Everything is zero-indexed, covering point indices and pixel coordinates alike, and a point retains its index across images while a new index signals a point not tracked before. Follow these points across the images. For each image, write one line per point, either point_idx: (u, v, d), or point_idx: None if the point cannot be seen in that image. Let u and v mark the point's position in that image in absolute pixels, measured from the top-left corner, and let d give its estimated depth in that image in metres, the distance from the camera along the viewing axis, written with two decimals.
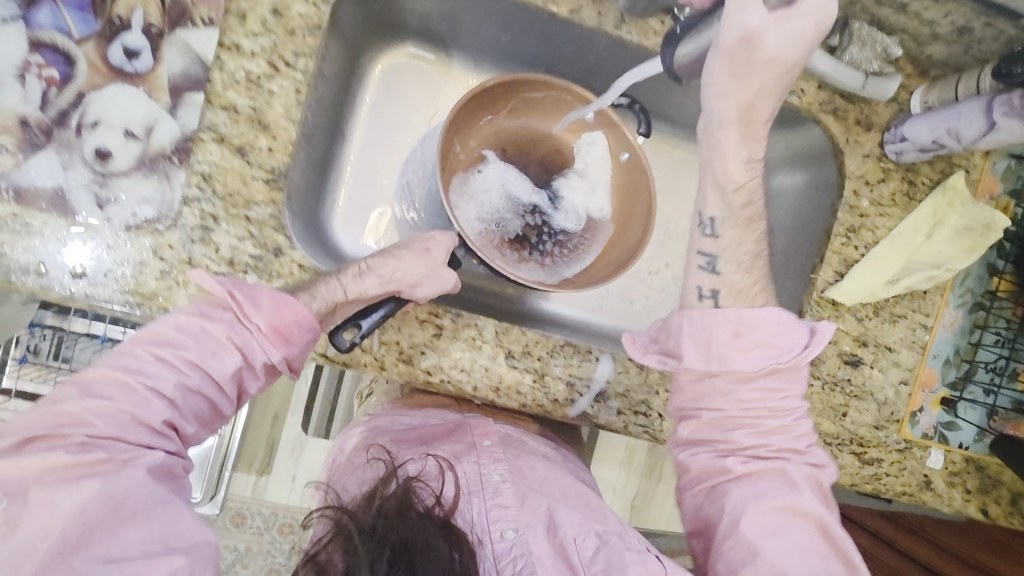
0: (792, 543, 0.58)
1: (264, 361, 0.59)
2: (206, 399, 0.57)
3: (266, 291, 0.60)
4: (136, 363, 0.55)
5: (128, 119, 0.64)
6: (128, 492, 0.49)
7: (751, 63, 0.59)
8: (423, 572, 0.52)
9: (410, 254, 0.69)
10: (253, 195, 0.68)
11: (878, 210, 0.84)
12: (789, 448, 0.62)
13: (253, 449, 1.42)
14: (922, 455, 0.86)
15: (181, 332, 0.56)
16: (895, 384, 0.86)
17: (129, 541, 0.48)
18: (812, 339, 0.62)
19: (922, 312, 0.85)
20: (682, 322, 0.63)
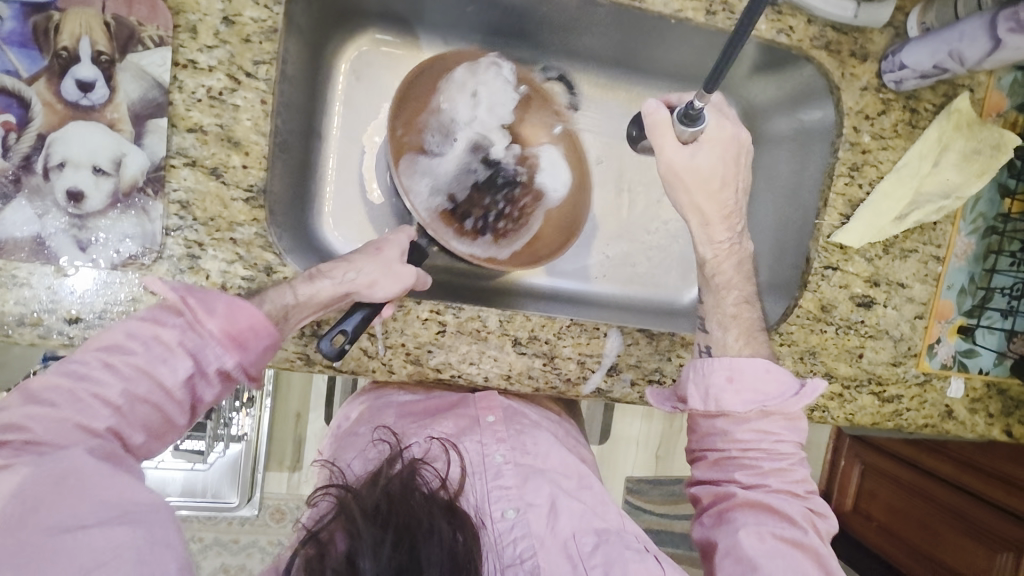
0: (792, 569, 0.57)
1: (218, 367, 0.53)
2: (156, 407, 0.50)
3: (222, 297, 0.56)
4: (83, 369, 0.49)
5: (95, 156, 0.62)
6: (68, 471, 0.43)
7: (685, 183, 0.66)
8: (425, 551, 0.51)
9: (362, 255, 0.66)
10: (235, 215, 0.66)
11: (881, 144, 0.81)
12: (786, 491, 0.62)
13: (281, 449, 1.45)
14: (942, 386, 0.86)
15: (129, 337, 0.50)
16: (911, 319, 0.84)
17: (82, 511, 0.42)
18: (803, 388, 0.64)
19: (934, 244, 0.83)
20: (687, 371, 0.67)
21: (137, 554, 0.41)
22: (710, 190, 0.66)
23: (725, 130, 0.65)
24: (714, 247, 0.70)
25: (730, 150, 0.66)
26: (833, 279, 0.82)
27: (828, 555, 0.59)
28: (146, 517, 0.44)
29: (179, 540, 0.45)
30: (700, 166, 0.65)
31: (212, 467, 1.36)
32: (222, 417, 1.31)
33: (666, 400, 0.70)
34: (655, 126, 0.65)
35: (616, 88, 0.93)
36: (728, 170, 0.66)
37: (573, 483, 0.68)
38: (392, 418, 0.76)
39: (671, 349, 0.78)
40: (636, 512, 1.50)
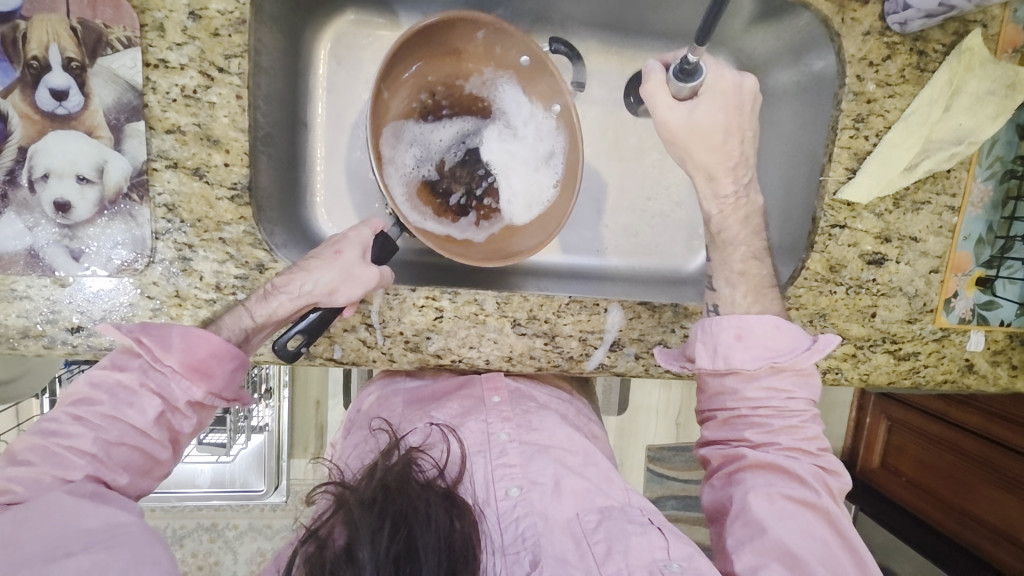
0: (802, 530, 0.57)
1: (188, 399, 0.57)
2: (134, 448, 0.54)
3: (177, 329, 0.58)
4: (53, 425, 0.53)
5: (77, 165, 0.62)
6: (51, 511, 0.49)
7: (686, 140, 0.64)
8: (422, 539, 0.52)
9: (319, 261, 0.63)
10: (222, 215, 0.65)
11: (886, 92, 0.76)
12: (797, 449, 0.61)
13: (303, 435, 1.44)
14: (961, 340, 0.83)
15: (94, 388, 0.54)
16: (926, 274, 0.81)
17: (68, 541, 0.48)
18: (814, 343, 0.62)
19: (948, 193, 0.79)
20: (694, 332, 0.66)
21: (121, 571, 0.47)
22: (714, 145, 0.65)
23: (726, 80, 0.63)
24: (720, 202, 0.68)
25: (733, 102, 0.63)
26: (841, 238, 0.79)
27: (839, 513, 0.59)
28: (127, 538, 0.50)
29: (166, 556, 0.51)
30: (701, 123, 0.63)
31: (236, 459, 1.40)
32: (241, 409, 1.36)
33: (676, 359, 0.68)
34: (652, 88, 0.63)
35: (607, 53, 0.89)
36: (732, 122, 0.64)
37: (578, 459, 0.68)
38: (399, 407, 0.77)
39: (675, 320, 0.76)
40: (661, 480, 1.50)
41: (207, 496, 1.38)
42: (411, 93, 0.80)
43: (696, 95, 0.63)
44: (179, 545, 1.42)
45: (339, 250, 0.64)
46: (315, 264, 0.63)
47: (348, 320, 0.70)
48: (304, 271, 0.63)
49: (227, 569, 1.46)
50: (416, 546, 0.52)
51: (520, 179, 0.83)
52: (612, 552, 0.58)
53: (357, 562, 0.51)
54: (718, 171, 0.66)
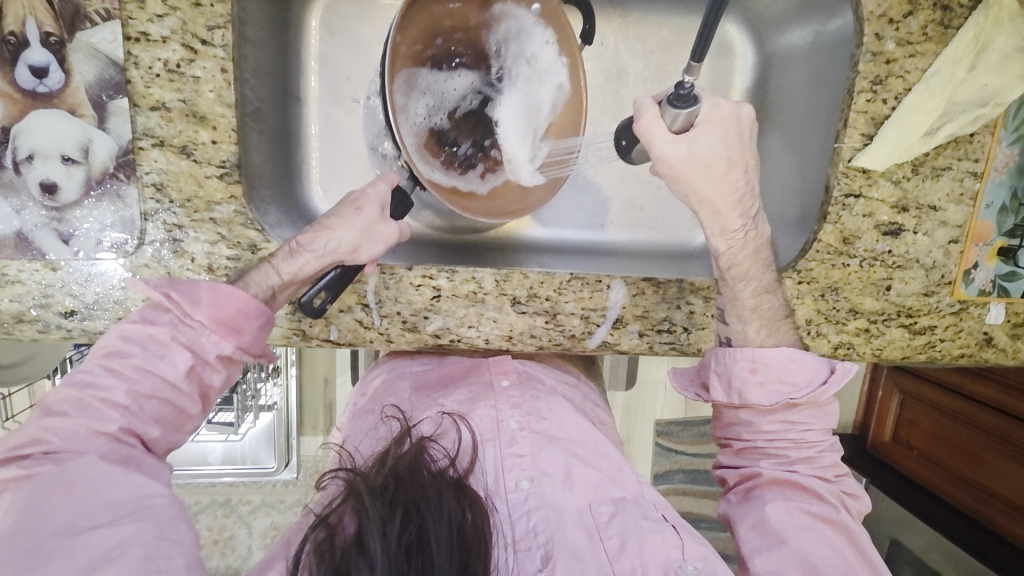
0: (821, 542, 0.55)
1: (217, 353, 0.57)
2: (165, 402, 0.54)
3: (203, 284, 0.58)
4: (87, 376, 0.53)
5: (61, 145, 0.60)
6: (80, 477, 0.47)
7: (683, 173, 0.61)
8: (433, 529, 0.52)
9: (340, 219, 0.63)
10: (211, 194, 0.64)
11: (907, 51, 0.72)
12: (815, 476, 0.60)
13: (312, 411, 1.44)
14: (980, 313, 0.79)
15: (125, 340, 0.54)
16: (944, 244, 0.77)
17: (95, 512, 0.46)
18: (832, 374, 0.60)
19: (970, 159, 0.75)
20: (709, 359, 0.65)
21: (144, 549, 0.45)
22: (717, 177, 0.61)
23: (722, 109, 0.59)
24: (728, 238, 0.65)
25: (733, 131, 0.60)
26: (855, 208, 0.75)
27: (858, 531, 0.57)
28: (155, 513, 0.48)
29: (189, 534, 0.49)
30: (702, 155, 0.60)
31: (246, 436, 1.42)
32: (248, 388, 1.36)
33: (691, 384, 0.67)
34: (645, 123, 0.60)
35: (609, 17, 0.85)
36: (733, 152, 0.60)
37: (589, 451, 0.69)
38: (405, 392, 0.77)
39: (680, 296, 0.74)
40: (668, 454, 1.49)
41: (218, 473, 1.42)
42: (423, 38, 0.74)
43: (692, 127, 0.59)
44: (194, 520, 1.43)
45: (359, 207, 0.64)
46: (336, 223, 0.63)
47: (345, 301, 0.69)
48: (324, 229, 0.63)
49: (242, 542, 1.45)
50: (428, 537, 0.51)
51: (528, 133, 0.80)
52: (626, 547, 0.58)
53: (367, 552, 0.50)
54: (723, 208, 0.63)
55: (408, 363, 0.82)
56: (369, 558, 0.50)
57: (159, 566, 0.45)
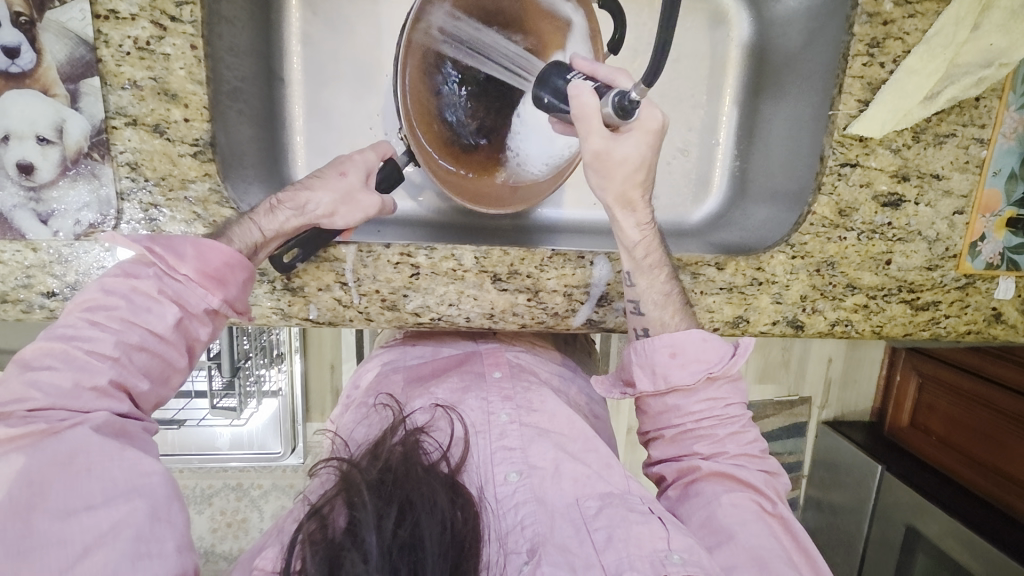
0: (765, 533, 0.58)
1: (205, 306, 0.57)
2: (154, 355, 0.54)
3: (186, 240, 0.58)
4: (72, 330, 0.52)
5: (36, 125, 0.61)
6: (75, 451, 0.47)
7: (607, 168, 0.57)
8: (426, 526, 0.52)
9: (322, 181, 0.64)
10: (186, 172, 0.63)
11: (906, 11, 0.68)
12: (744, 456, 0.64)
13: (320, 398, 1.42)
14: (988, 288, 0.76)
15: (108, 294, 0.54)
16: (949, 216, 0.73)
17: (89, 492, 0.46)
18: (738, 348, 0.64)
19: (976, 124, 0.71)
20: (626, 355, 0.67)
21: (136, 531, 0.45)
22: (636, 179, 0.59)
23: (657, 119, 0.55)
24: (642, 228, 0.64)
25: (659, 141, 0.56)
26: (852, 178, 0.72)
27: (794, 519, 0.61)
28: (150, 491, 0.48)
29: (182, 517, 0.48)
30: (631, 158, 0.56)
31: (250, 422, 1.43)
32: (251, 373, 1.35)
33: (614, 385, 0.68)
34: (582, 111, 0.54)
35: None
36: (652, 162, 0.58)
37: (578, 445, 0.67)
38: (399, 384, 0.77)
39: None
40: None
41: (228, 457, 1.43)
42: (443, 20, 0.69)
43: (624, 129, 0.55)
44: (208, 503, 1.46)
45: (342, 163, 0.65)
46: (319, 184, 0.64)
47: (322, 279, 0.68)
48: (307, 189, 0.63)
49: (255, 526, 1.50)
50: (421, 534, 0.51)
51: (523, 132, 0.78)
52: (613, 539, 0.56)
53: (361, 544, 0.50)
54: (637, 201, 0.61)
55: (401, 356, 0.83)
56: (363, 550, 0.50)
57: (151, 550, 0.45)
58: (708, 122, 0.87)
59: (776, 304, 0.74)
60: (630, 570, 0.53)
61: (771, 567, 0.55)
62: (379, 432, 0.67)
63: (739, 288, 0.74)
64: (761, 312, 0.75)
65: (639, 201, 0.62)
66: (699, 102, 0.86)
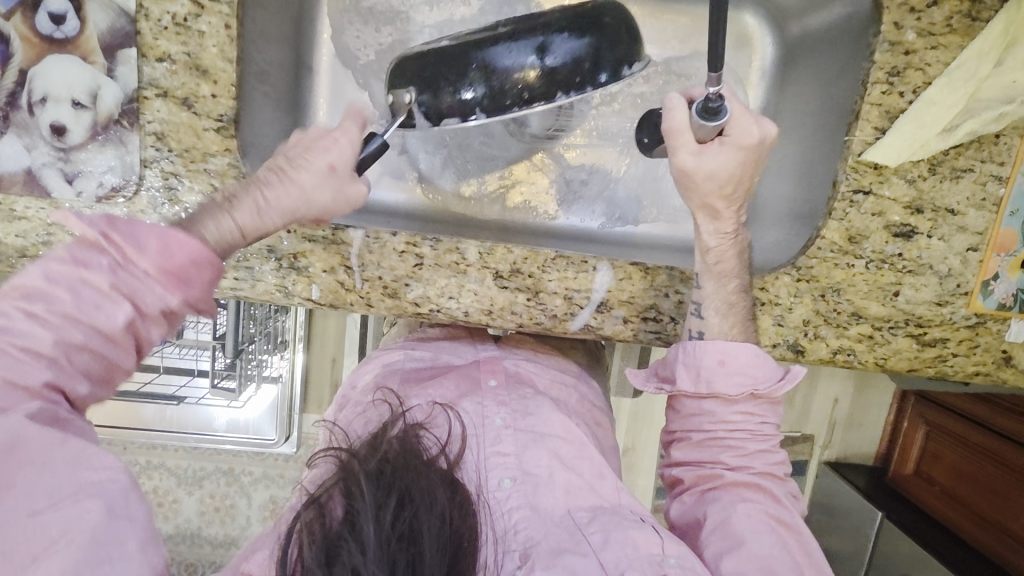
0: (776, 545, 0.58)
1: (162, 307, 0.51)
2: (96, 355, 0.49)
3: (150, 227, 0.51)
4: (3, 321, 0.47)
5: (72, 89, 0.63)
6: (11, 445, 0.44)
7: (693, 179, 0.61)
8: (422, 527, 0.51)
9: (309, 173, 0.60)
10: (208, 146, 0.66)
11: (929, 42, 0.67)
12: (768, 473, 0.64)
13: (318, 390, 1.42)
14: (999, 329, 0.75)
15: (48, 283, 0.47)
16: (962, 251, 0.72)
17: (32, 494, 0.44)
18: (787, 373, 0.64)
19: (995, 161, 0.70)
20: (673, 354, 0.67)
21: (91, 534, 0.44)
22: (722, 193, 0.62)
23: (752, 135, 0.59)
24: (721, 237, 0.66)
25: (752, 156, 0.60)
26: (864, 206, 0.71)
27: (807, 533, 0.61)
28: (107, 489, 0.46)
29: (142, 511, 0.48)
30: (717, 170, 0.60)
31: (247, 406, 1.43)
32: (252, 357, 1.37)
33: (649, 379, 0.70)
34: (673, 127, 0.60)
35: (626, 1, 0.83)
36: (742, 175, 0.61)
37: (573, 450, 0.66)
38: (396, 381, 0.78)
39: (668, 284, 0.72)
40: None
41: (222, 440, 1.43)
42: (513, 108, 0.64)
43: (715, 141, 0.60)
44: (199, 485, 1.48)
45: (336, 139, 0.61)
46: (306, 176, 0.60)
47: (327, 261, 0.70)
48: (295, 183, 0.59)
49: (241, 513, 1.52)
50: (420, 528, 0.51)
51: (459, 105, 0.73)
52: (609, 541, 0.57)
53: (359, 534, 0.50)
54: (722, 210, 0.64)
55: (399, 358, 0.82)
56: (361, 541, 0.50)
57: (109, 554, 0.44)
58: None
59: (777, 326, 0.74)
60: (631, 570, 0.54)
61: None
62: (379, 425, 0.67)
63: None
64: (761, 333, 0.74)
65: (724, 211, 0.64)
66: None
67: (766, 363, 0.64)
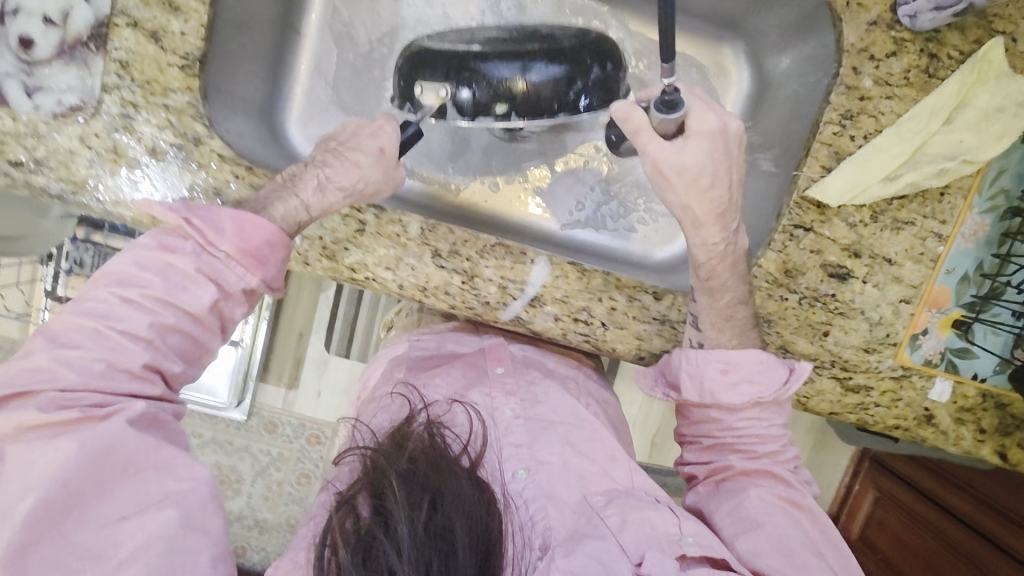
0: (790, 525, 0.61)
1: (241, 286, 0.58)
2: (186, 335, 0.56)
3: (225, 213, 0.58)
4: (103, 307, 0.54)
5: (45, 5, 0.64)
6: (108, 447, 0.50)
7: (668, 177, 0.60)
8: (454, 530, 0.51)
9: (364, 155, 0.66)
10: (170, 82, 0.68)
11: (885, 92, 0.69)
12: (781, 469, 0.65)
13: (280, 361, 1.38)
14: (924, 386, 0.74)
15: (141, 269, 0.55)
16: (895, 302, 0.73)
17: (122, 503, 0.50)
18: (792, 375, 0.64)
19: (937, 219, 0.71)
20: (678, 359, 0.67)
21: (168, 542, 0.49)
22: (701, 188, 0.61)
23: (712, 124, 0.58)
24: (708, 246, 0.65)
25: (720, 145, 0.59)
26: (803, 242, 0.72)
27: (822, 514, 0.63)
28: (186, 499, 0.51)
29: (216, 523, 0.52)
30: (689, 166, 0.59)
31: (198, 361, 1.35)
32: None
33: (658, 385, 0.69)
34: (636, 129, 0.58)
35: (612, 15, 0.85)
36: (717, 168, 0.60)
37: (584, 435, 0.64)
38: (402, 373, 0.74)
39: (604, 289, 0.73)
40: None
41: None
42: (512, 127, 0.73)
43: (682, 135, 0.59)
44: None
45: (382, 127, 0.67)
46: (365, 161, 0.65)
47: None
48: (354, 166, 0.65)
49: None
50: (452, 528, 0.51)
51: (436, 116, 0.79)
52: (627, 522, 0.56)
53: (393, 533, 0.50)
54: (703, 214, 0.63)
55: (404, 349, 0.79)
56: (395, 540, 0.50)
57: (185, 562, 0.49)
58: None
59: None
60: (651, 551, 0.53)
61: (800, 556, 0.58)
62: (395, 424, 0.64)
63: (671, 321, 0.73)
64: None
65: (703, 213, 0.63)
66: None
67: (772, 368, 0.64)
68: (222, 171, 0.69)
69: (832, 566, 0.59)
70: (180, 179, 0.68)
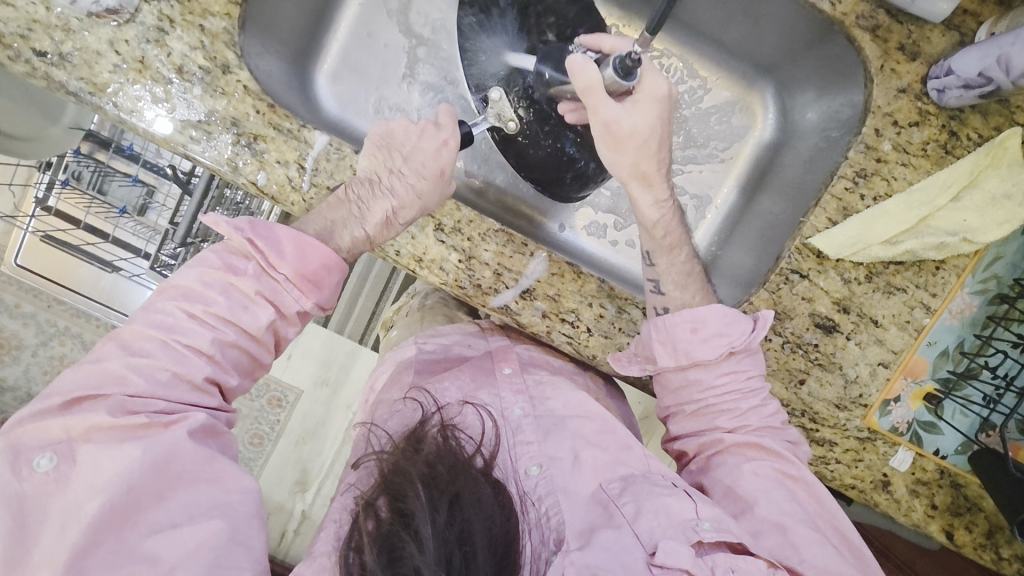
0: (785, 498, 0.60)
1: (297, 309, 0.60)
2: (244, 350, 0.59)
3: (286, 235, 0.60)
4: (170, 321, 0.56)
5: None
6: (168, 454, 0.51)
7: (619, 139, 0.63)
8: (476, 533, 0.48)
9: (425, 179, 0.67)
10: (210, 5, 0.69)
11: (901, 158, 0.71)
12: (767, 429, 0.64)
13: None
14: (886, 452, 0.74)
15: (206, 287, 0.57)
16: (873, 363, 0.74)
17: (174, 511, 0.50)
18: (758, 323, 0.65)
19: (928, 290, 0.73)
20: (648, 331, 0.66)
21: (216, 554, 0.49)
22: (651, 151, 0.64)
23: (662, 88, 0.63)
24: (660, 207, 0.68)
25: (667, 109, 0.63)
26: (797, 287, 0.73)
27: (815, 482, 0.61)
28: (234, 510, 0.52)
29: (258, 539, 0.52)
30: (639, 128, 0.63)
31: None
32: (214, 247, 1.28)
33: (633, 362, 0.68)
34: (591, 87, 0.62)
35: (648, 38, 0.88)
36: (664, 131, 0.64)
37: (595, 427, 0.63)
38: (409, 377, 0.72)
39: (595, 295, 0.73)
40: None
41: None
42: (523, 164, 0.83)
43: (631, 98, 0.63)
44: None
45: (446, 143, 0.69)
46: (425, 187, 0.67)
47: (283, 154, 0.69)
48: (413, 189, 0.66)
49: None
50: (472, 531, 0.48)
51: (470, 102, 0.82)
52: (642, 510, 0.55)
53: (415, 532, 0.47)
54: (652, 175, 0.66)
55: (411, 352, 0.77)
56: (418, 540, 0.46)
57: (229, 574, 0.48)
58: (702, 199, 0.89)
59: None
60: (665, 539, 0.53)
61: (794, 533, 0.58)
62: (410, 428, 0.62)
63: None
64: None
65: (655, 176, 0.66)
66: (704, 175, 0.89)
67: (738, 322, 0.64)
68: (244, 102, 0.69)
69: (827, 536, 0.59)
70: (201, 102, 0.68)
